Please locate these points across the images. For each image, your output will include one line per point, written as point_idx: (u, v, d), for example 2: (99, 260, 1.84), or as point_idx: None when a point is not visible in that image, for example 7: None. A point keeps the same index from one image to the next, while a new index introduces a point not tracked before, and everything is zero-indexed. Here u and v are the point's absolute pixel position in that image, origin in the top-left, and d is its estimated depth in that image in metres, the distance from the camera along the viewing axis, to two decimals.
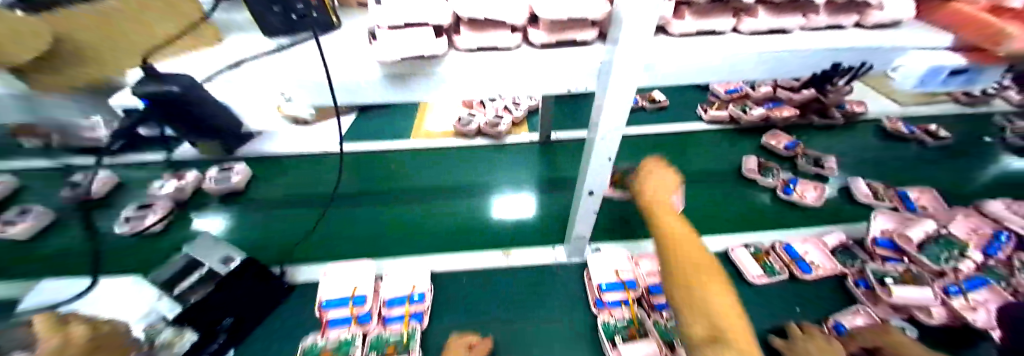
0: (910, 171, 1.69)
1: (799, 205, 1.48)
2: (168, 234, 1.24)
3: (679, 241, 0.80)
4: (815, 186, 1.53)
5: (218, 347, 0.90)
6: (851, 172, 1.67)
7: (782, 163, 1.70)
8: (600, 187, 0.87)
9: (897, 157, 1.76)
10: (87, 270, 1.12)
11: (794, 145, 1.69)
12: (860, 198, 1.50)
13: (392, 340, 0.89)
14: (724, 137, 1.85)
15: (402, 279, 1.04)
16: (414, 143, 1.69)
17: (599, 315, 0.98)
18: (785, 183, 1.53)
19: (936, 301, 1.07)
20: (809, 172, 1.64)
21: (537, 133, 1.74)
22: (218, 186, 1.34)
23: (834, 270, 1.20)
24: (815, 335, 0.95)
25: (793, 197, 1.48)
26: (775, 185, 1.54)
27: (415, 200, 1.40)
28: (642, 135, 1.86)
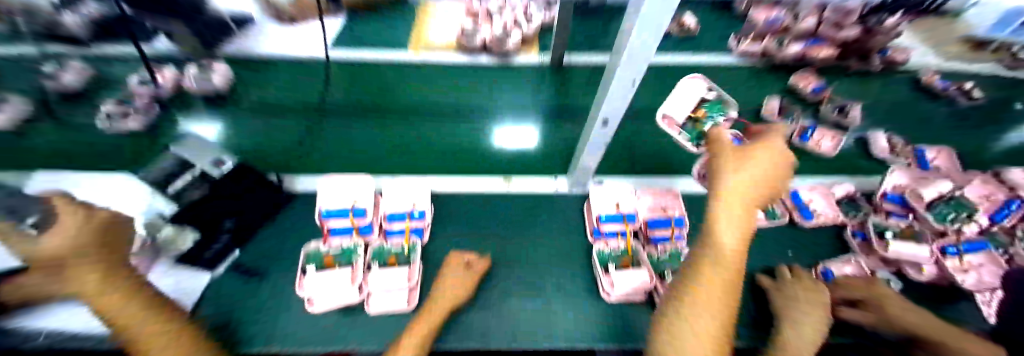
0: (934, 132, 1.55)
1: (811, 153, 1.42)
2: (156, 134, 1.25)
3: (708, 275, 0.64)
4: (833, 135, 1.43)
5: (224, 245, 0.93)
6: (872, 123, 1.56)
7: (805, 107, 1.60)
8: (617, 114, 0.73)
9: (922, 116, 1.61)
10: (78, 162, 1.12)
11: (821, 89, 1.57)
12: (876, 153, 1.42)
13: (393, 252, 0.93)
14: (750, 74, 1.71)
15: (401, 197, 1.02)
16: (413, 57, 1.63)
17: (595, 244, 1.01)
18: (803, 129, 1.46)
19: (930, 260, 1.05)
20: (828, 120, 1.54)
21: (547, 54, 1.68)
22: (201, 87, 1.35)
23: (834, 219, 1.19)
24: (802, 280, 0.98)
25: (808, 144, 1.42)
26: (792, 130, 1.48)
27: (416, 124, 1.37)
28: (660, 65, 1.71)
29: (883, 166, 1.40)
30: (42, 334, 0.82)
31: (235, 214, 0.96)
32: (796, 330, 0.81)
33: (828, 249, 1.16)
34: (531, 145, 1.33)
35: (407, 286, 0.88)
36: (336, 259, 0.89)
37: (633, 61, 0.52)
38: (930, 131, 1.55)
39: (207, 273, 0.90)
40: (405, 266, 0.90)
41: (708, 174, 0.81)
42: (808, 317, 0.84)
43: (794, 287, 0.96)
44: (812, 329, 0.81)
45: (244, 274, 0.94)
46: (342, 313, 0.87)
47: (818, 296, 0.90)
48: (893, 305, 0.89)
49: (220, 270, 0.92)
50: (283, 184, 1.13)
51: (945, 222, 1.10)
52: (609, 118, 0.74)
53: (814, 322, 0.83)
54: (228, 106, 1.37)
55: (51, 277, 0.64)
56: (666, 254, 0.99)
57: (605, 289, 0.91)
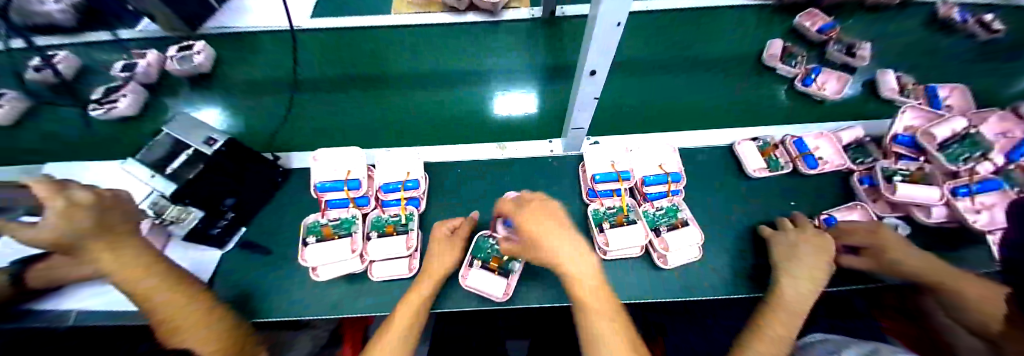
0: (947, 71, 1.48)
1: (815, 97, 1.38)
2: (145, 121, 1.27)
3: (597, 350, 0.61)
4: (839, 76, 1.39)
5: (229, 223, 0.96)
6: (881, 64, 1.50)
7: (810, 50, 1.55)
8: (604, 66, 0.70)
9: (936, 54, 1.54)
10: (81, 155, 1.18)
11: (829, 27, 1.51)
12: (884, 94, 1.37)
13: (390, 221, 0.96)
14: (755, 15, 1.65)
15: (395, 166, 1.03)
16: (400, 20, 1.58)
17: (591, 204, 1.02)
18: (807, 73, 1.40)
19: (940, 202, 1.02)
20: (837, 61, 1.48)
21: (539, 8, 1.60)
22: (182, 67, 1.34)
23: (841, 166, 1.16)
24: (807, 229, 0.92)
25: (812, 89, 1.36)
26: (796, 74, 1.42)
27: (406, 99, 1.36)
28: (661, 11, 1.65)
29: (891, 107, 1.36)
30: (73, 313, 0.85)
31: (234, 193, 0.96)
32: (790, 280, 0.79)
33: (828, 197, 1.14)
34: (526, 110, 1.33)
35: (407, 254, 0.90)
36: (335, 229, 0.93)
37: (613, 3, 0.47)
38: (939, 71, 1.49)
39: (219, 250, 0.96)
40: (403, 235, 0.92)
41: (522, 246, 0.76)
42: (804, 270, 0.80)
43: (789, 238, 0.91)
44: (809, 279, 0.78)
45: (250, 251, 0.98)
46: (345, 282, 0.91)
47: (822, 242, 0.86)
48: (896, 250, 0.87)
49: (230, 247, 0.98)
50: (279, 162, 1.14)
51: (958, 162, 1.09)
52: (596, 70, 0.71)
53: (813, 268, 0.80)
54: (216, 89, 1.37)
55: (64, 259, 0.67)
56: (660, 210, 1.02)
57: (601, 248, 0.95)
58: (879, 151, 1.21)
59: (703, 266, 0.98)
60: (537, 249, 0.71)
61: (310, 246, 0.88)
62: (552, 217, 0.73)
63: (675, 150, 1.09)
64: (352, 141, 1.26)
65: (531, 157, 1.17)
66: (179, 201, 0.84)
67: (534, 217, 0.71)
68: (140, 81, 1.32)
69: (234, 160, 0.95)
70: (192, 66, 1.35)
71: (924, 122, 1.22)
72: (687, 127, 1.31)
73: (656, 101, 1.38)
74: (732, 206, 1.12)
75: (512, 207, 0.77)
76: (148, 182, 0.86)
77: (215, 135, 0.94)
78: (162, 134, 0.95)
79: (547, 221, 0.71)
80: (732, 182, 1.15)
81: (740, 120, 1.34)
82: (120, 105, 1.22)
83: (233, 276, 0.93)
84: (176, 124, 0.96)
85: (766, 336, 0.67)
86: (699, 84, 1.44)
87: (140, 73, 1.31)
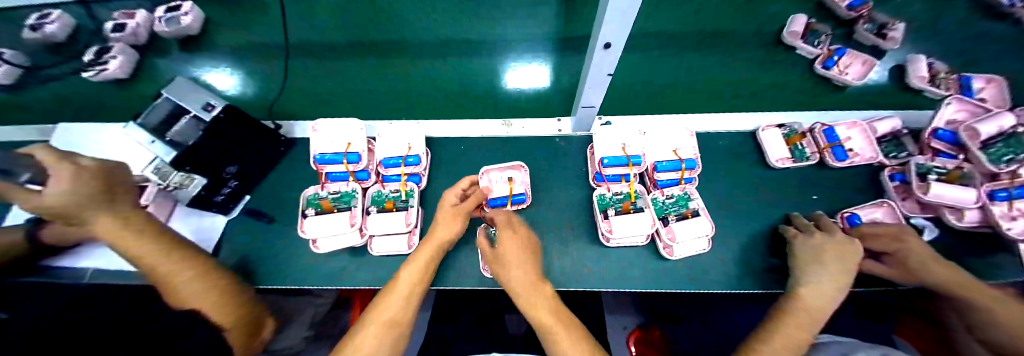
0: (996, 61, 1.34)
1: (833, 81, 1.26)
2: (141, 84, 1.27)
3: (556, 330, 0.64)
4: (866, 59, 1.27)
5: (234, 190, 0.97)
6: (925, 48, 1.35)
7: (842, 27, 1.39)
8: (620, 39, 0.63)
9: (984, 40, 1.39)
10: (84, 115, 1.20)
11: (861, 2, 1.33)
12: (912, 82, 1.24)
13: (391, 197, 0.95)
14: None
15: (397, 140, 0.99)
16: None
17: (597, 188, 0.98)
18: (829, 54, 1.27)
19: (976, 204, 0.95)
20: (867, 43, 1.34)
21: None
22: (171, 29, 1.29)
23: (872, 159, 1.07)
24: (822, 239, 0.84)
25: (831, 72, 1.24)
26: (818, 55, 1.29)
27: (409, 66, 1.30)
28: None
29: (919, 97, 1.24)
30: (88, 271, 0.90)
31: (237, 161, 0.94)
32: (810, 291, 0.75)
33: (849, 192, 1.07)
34: (535, 86, 1.26)
35: (407, 231, 0.90)
36: (335, 203, 0.93)
37: None
38: (979, 59, 1.35)
39: (224, 216, 0.98)
40: (402, 211, 0.91)
41: (489, 256, 0.80)
42: (825, 275, 0.76)
43: (808, 248, 0.84)
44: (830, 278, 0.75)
45: (255, 219, 1.00)
46: (347, 254, 0.92)
47: (850, 250, 0.80)
48: (923, 259, 0.82)
49: (235, 213, 1.00)
50: (281, 131, 1.12)
51: (1001, 163, 0.98)
52: (612, 43, 0.64)
53: (837, 270, 0.76)
54: (208, 54, 1.33)
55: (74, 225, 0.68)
56: (670, 198, 0.97)
57: (605, 235, 0.92)
58: (914, 146, 1.12)
59: (711, 257, 0.95)
60: (501, 264, 0.77)
61: (310, 218, 0.89)
62: (523, 243, 0.81)
63: (693, 134, 1.02)
64: (354, 112, 1.22)
65: (533, 137, 1.12)
66: (179, 168, 0.82)
67: (510, 238, 0.80)
68: (127, 41, 1.28)
69: (237, 126, 0.93)
70: (181, 28, 1.29)
71: (967, 116, 1.11)
72: (699, 109, 1.22)
73: (667, 80, 1.27)
74: (742, 197, 1.06)
75: (503, 220, 0.84)
76: (149, 147, 0.86)
77: (213, 101, 0.92)
78: (161, 99, 0.93)
79: (521, 250, 0.78)
80: (749, 170, 1.09)
81: (755, 101, 1.25)
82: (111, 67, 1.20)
83: (240, 243, 0.96)
84: (172, 87, 0.94)
85: (780, 336, 0.66)
86: (722, 62, 1.32)
87: (128, 33, 1.26)
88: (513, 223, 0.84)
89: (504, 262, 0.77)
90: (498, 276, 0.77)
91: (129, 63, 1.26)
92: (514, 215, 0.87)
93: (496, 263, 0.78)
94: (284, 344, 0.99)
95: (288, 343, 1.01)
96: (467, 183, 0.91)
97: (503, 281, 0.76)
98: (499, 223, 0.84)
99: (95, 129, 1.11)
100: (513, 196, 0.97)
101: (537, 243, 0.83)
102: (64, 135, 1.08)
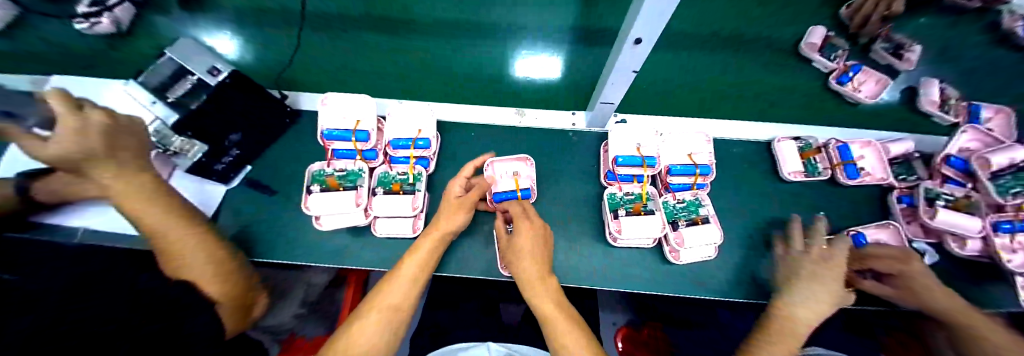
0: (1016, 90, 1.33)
1: (844, 97, 1.23)
2: (139, 40, 1.21)
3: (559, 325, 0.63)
4: (880, 78, 1.22)
5: (235, 160, 0.94)
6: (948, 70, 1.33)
7: None
8: (653, 35, 0.60)
9: (1008, 67, 1.36)
10: (79, 68, 1.15)
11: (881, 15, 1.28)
12: (922, 106, 1.23)
13: (398, 179, 0.93)
14: None
15: (407, 122, 0.96)
16: None
17: (608, 187, 0.97)
18: (846, 69, 1.21)
19: (979, 234, 0.95)
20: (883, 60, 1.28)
21: None
22: None
23: (882, 180, 1.07)
24: (812, 252, 0.81)
25: (846, 88, 1.20)
26: (832, 70, 1.23)
27: (416, 42, 1.23)
28: None
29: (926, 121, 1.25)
30: (80, 230, 0.89)
31: (241, 130, 0.92)
32: (803, 307, 0.72)
33: (857, 210, 1.07)
34: (548, 76, 1.22)
35: (413, 215, 0.89)
36: (341, 181, 0.91)
37: None
38: (990, 86, 1.34)
39: (223, 185, 0.96)
40: (410, 195, 0.90)
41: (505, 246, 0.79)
42: (819, 292, 0.73)
43: (807, 262, 0.79)
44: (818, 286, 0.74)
45: (257, 191, 0.97)
46: (350, 234, 0.91)
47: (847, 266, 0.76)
48: (926, 284, 0.82)
49: (235, 183, 0.97)
50: (288, 101, 1.09)
51: (1008, 195, 0.96)
52: (642, 39, 0.61)
53: (830, 288, 0.74)
54: (209, 13, 1.25)
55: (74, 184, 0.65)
56: (681, 203, 0.96)
57: (612, 234, 0.91)
58: (924, 170, 1.11)
59: (715, 265, 0.96)
60: (514, 254, 0.76)
61: (314, 195, 0.86)
62: (540, 232, 0.78)
63: (709, 140, 1.00)
64: (365, 90, 1.21)
65: (544, 130, 1.10)
66: (183, 133, 0.83)
67: (526, 230, 0.77)
68: None
69: (243, 92, 0.90)
70: None
71: (978, 145, 1.10)
72: (713, 113, 1.21)
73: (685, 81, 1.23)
74: (748, 206, 1.05)
75: (518, 212, 0.82)
76: (149, 108, 0.86)
77: (219, 66, 0.90)
78: (163, 58, 0.89)
79: (535, 241, 0.76)
80: (760, 181, 1.08)
81: (767, 111, 1.23)
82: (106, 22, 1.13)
83: (240, 214, 0.94)
84: (178, 47, 0.91)
85: (781, 343, 0.67)
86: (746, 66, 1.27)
87: None
88: (528, 214, 0.81)
89: (517, 250, 0.75)
90: (511, 265, 0.76)
91: (125, 18, 1.19)
92: (529, 207, 0.84)
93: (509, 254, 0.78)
94: (275, 322, 1.13)
95: (279, 321, 1.14)
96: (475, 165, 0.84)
97: (515, 270, 0.75)
98: (515, 214, 0.81)
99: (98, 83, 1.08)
100: (519, 191, 0.95)
101: (552, 236, 0.80)
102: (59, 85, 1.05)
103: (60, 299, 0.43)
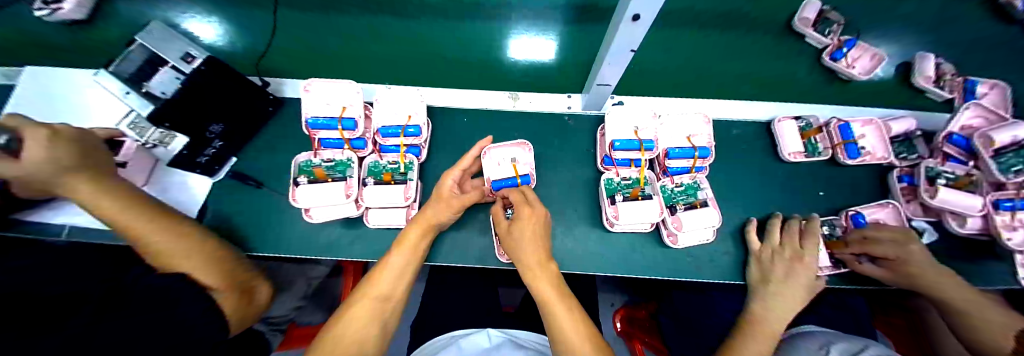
0: (1015, 65, 1.31)
1: (838, 74, 1.22)
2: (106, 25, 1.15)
3: (552, 313, 0.63)
4: (875, 53, 1.19)
5: (218, 152, 0.91)
6: (946, 47, 1.31)
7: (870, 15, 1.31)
8: (652, 10, 0.55)
9: (1009, 43, 1.34)
10: (54, 59, 1.10)
11: None
12: (916, 81, 1.21)
13: (389, 169, 0.90)
14: None
15: (395, 108, 0.91)
16: None
17: (605, 172, 0.95)
18: (840, 45, 1.18)
19: (979, 212, 0.94)
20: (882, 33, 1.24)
21: None
22: None
23: (882, 159, 1.05)
24: (785, 248, 0.84)
25: (839, 65, 1.18)
26: (826, 45, 1.21)
27: (406, 24, 1.20)
28: None
29: (924, 98, 1.23)
30: (65, 229, 0.86)
31: (222, 119, 0.88)
32: (785, 298, 0.76)
33: (854, 191, 1.06)
34: (541, 58, 1.19)
35: (405, 205, 0.87)
36: (329, 172, 0.88)
37: None
38: (988, 57, 1.32)
39: (208, 177, 0.93)
40: (401, 184, 0.88)
41: (500, 232, 0.77)
42: (799, 283, 0.77)
43: (778, 258, 0.84)
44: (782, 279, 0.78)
45: (243, 183, 0.95)
46: (343, 224, 0.90)
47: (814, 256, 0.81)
48: (923, 265, 0.82)
49: (221, 176, 0.94)
50: (270, 89, 1.04)
51: (1010, 173, 0.94)
52: (640, 15, 0.57)
53: (806, 285, 0.78)
54: None
55: (45, 186, 0.62)
56: (679, 186, 0.95)
57: (609, 220, 0.90)
58: (925, 148, 1.09)
59: (711, 248, 0.95)
60: (513, 240, 0.73)
61: (302, 187, 0.84)
62: (541, 221, 0.75)
63: (709, 121, 0.97)
64: (355, 76, 1.16)
65: (538, 114, 1.06)
66: (159, 124, 0.78)
67: (527, 217, 0.73)
68: None
69: (225, 78, 0.87)
70: None
71: (982, 123, 1.08)
72: (711, 95, 1.20)
73: (674, 62, 1.24)
74: (744, 187, 1.04)
75: (519, 198, 0.78)
76: (123, 98, 0.82)
77: (193, 52, 0.86)
78: (134, 45, 0.84)
79: (535, 229, 0.73)
80: (759, 161, 1.07)
81: (762, 91, 1.23)
82: (66, 7, 1.04)
83: (227, 208, 0.92)
84: (150, 32, 0.86)
85: (763, 328, 0.72)
86: (738, 44, 1.26)
87: None
88: (529, 200, 0.78)
89: (515, 240, 0.73)
90: (509, 249, 0.74)
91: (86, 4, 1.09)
92: (530, 193, 0.80)
93: (507, 241, 0.76)
94: (277, 313, 1.15)
95: (281, 312, 1.16)
96: (477, 151, 0.82)
97: (514, 255, 0.74)
98: (516, 200, 0.77)
99: (41, 73, 0.99)
100: (518, 177, 0.92)
101: (548, 220, 0.77)
102: (29, 86, 0.97)
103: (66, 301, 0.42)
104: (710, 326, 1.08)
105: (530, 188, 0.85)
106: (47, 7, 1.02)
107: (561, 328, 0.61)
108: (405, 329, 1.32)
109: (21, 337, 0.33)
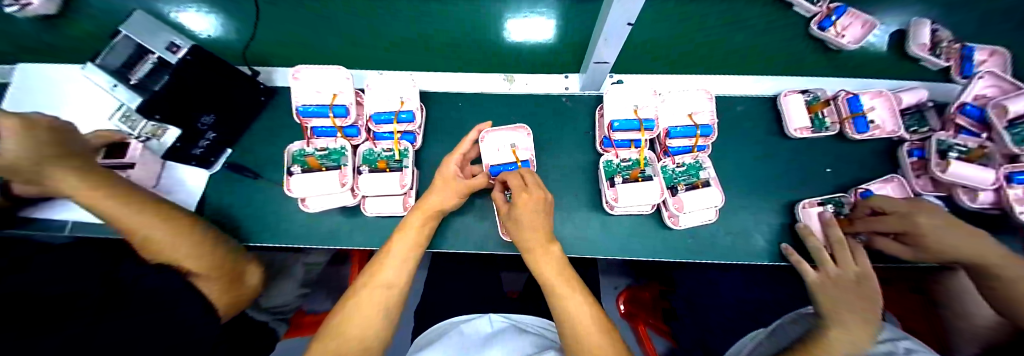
0: None
1: (827, 43, 1.18)
2: (83, 18, 1.13)
3: (557, 289, 0.63)
4: (865, 20, 1.14)
5: (214, 143, 0.90)
6: (949, 11, 1.25)
7: None
8: None
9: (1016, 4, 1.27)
10: (33, 54, 1.08)
11: None
12: (910, 50, 1.16)
13: (383, 156, 0.89)
14: None
15: (387, 93, 0.89)
16: None
17: (604, 154, 0.93)
18: (829, 13, 1.15)
19: (991, 185, 0.91)
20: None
21: None
22: None
23: (891, 133, 1.01)
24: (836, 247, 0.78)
25: (828, 34, 1.14)
26: (815, 14, 1.16)
27: (386, 9, 1.17)
28: None
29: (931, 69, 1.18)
30: (69, 226, 0.87)
31: (213, 110, 0.86)
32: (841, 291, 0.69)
33: (861, 168, 1.04)
34: (530, 38, 1.15)
35: (402, 192, 0.86)
36: (322, 161, 0.88)
37: None
38: (990, 15, 1.25)
39: (203, 170, 0.92)
40: (396, 172, 0.86)
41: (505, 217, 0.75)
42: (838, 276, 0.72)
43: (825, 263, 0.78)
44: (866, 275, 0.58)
45: (240, 175, 0.94)
46: (343, 214, 0.90)
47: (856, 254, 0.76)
48: None
49: (216, 168, 0.94)
50: (260, 78, 1.03)
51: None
52: None
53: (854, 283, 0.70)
54: None
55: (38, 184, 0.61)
56: (680, 167, 0.93)
57: (609, 203, 0.88)
58: (936, 120, 1.05)
59: (714, 228, 0.94)
60: (514, 225, 0.72)
61: (296, 176, 0.83)
62: (540, 205, 0.72)
63: (711, 97, 0.93)
64: (343, 61, 1.14)
65: (531, 96, 1.03)
66: (148, 117, 0.74)
67: (528, 202, 0.70)
68: None
69: (213, 72, 0.84)
70: None
71: (995, 93, 1.03)
72: (710, 70, 1.16)
73: (666, 38, 1.19)
74: (746, 167, 1.02)
75: (517, 183, 0.74)
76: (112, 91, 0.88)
77: (178, 41, 0.83)
78: (121, 36, 0.83)
79: (537, 210, 0.70)
80: (760, 139, 1.04)
81: (763, 63, 1.18)
82: (33, 2, 1.03)
83: (225, 204, 0.92)
84: (132, 23, 0.83)
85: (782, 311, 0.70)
86: (733, 17, 1.21)
87: None
88: (527, 186, 0.73)
89: (517, 222, 0.71)
90: (513, 235, 0.72)
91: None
92: (533, 175, 0.77)
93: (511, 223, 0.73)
94: (280, 302, 1.21)
95: (285, 301, 1.22)
96: (476, 135, 0.79)
97: (518, 240, 0.72)
98: (514, 186, 0.73)
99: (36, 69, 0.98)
100: (519, 163, 0.90)
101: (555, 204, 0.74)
102: (20, 85, 0.96)
103: (95, 309, 0.41)
104: (708, 305, 1.17)
105: (530, 170, 0.80)
106: (15, 3, 1.03)
107: (565, 307, 0.60)
108: (407, 321, 1.33)
109: (20, 337, 0.32)
